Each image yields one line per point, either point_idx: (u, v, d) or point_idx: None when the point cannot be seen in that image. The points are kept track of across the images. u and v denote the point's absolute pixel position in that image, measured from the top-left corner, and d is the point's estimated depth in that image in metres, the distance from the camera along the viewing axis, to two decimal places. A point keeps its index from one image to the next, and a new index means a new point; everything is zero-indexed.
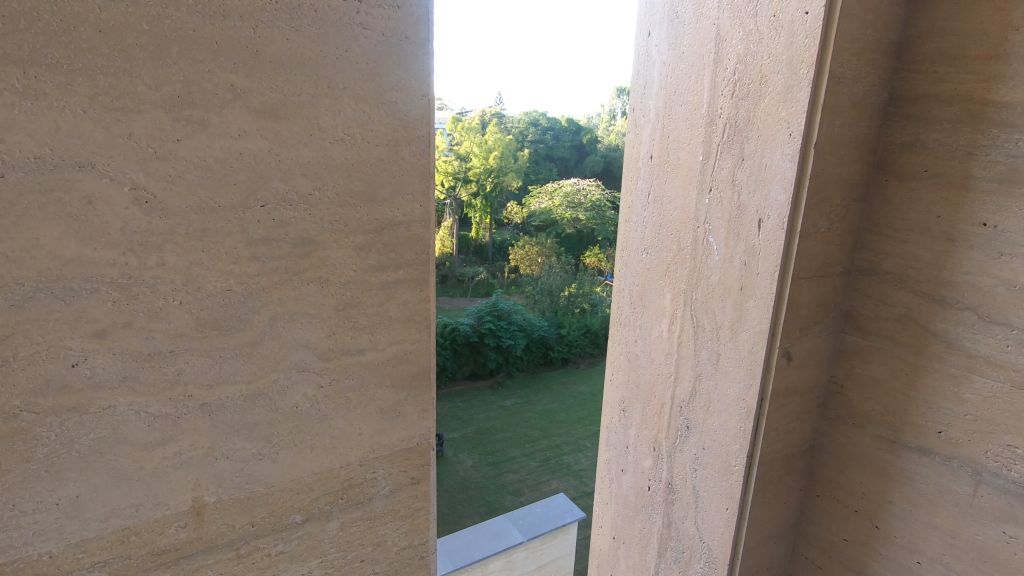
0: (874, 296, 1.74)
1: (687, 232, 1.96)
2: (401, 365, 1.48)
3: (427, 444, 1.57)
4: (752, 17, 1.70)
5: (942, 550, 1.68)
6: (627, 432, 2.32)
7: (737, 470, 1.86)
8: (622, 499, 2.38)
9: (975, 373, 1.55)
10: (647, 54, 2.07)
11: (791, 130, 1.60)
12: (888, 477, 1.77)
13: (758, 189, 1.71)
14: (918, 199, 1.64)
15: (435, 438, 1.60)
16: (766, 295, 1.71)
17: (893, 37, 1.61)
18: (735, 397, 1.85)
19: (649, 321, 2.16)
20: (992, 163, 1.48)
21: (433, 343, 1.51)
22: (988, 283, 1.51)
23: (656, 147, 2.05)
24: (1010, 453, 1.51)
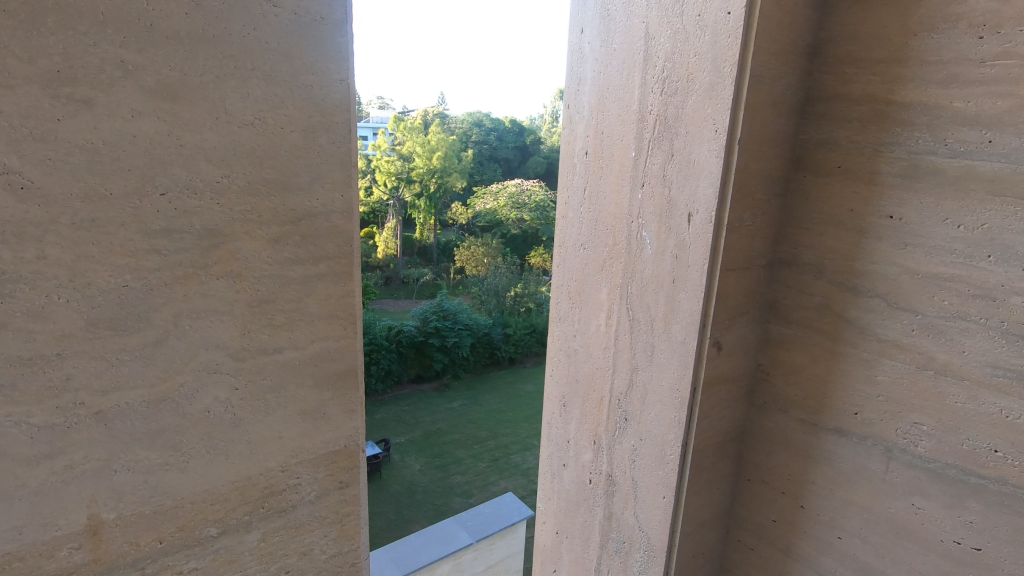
0: (794, 286, 1.83)
1: (621, 227, 1.99)
2: (325, 364, 1.42)
3: (355, 446, 1.52)
4: (679, 16, 1.74)
5: (859, 525, 1.78)
6: (567, 427, 2.33)
7: (673, 458, 1.91)
8: (563, 494, 2.39)
9: (885, 356, 1.65)
10: (578, 50, 2.07)
11: (717, 126, 1.65)
12: (810, 459, 1.86)
13: (687, 183, 1.76)
14: (830, 192, 1.73)
15: (364, 439, 1.55)
16: (696, 286, 1.76)
17: (807, 39, 1.70)
18: (668, 387, 1.89)
19: (587, 316, 2.17)
20: (896, 160, 1.59)
21: (359, 340, 1.46)
22: (894, 271, 1.61)
23: (590, 143, 2.05)
24: (917, 430, 1.62)
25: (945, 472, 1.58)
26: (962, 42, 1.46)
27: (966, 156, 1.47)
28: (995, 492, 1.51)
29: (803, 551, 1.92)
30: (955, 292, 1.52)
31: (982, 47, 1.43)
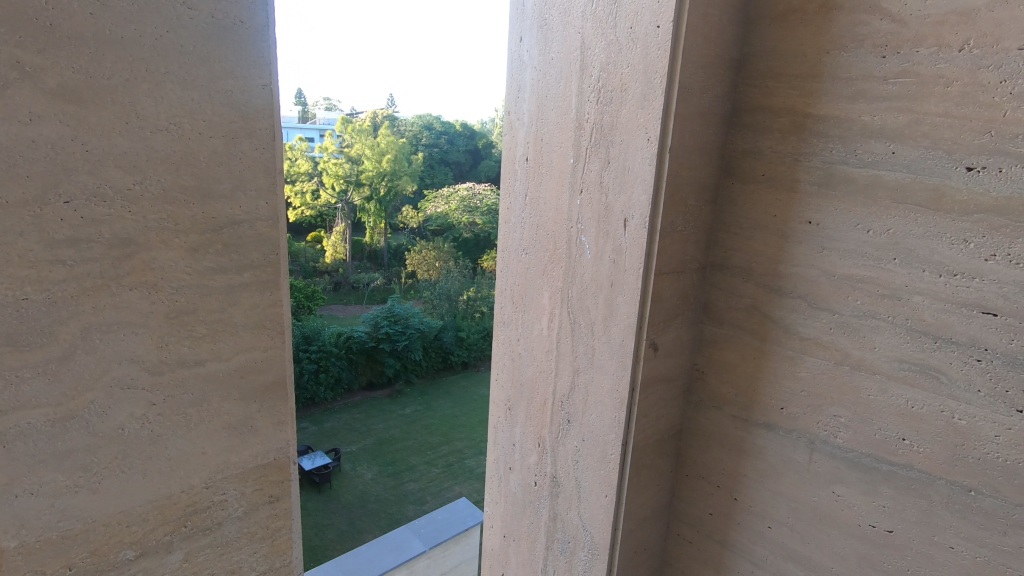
0: (725, 288, 1.91)
1: (562, 232, 2.02)
2: (252, 375, 1.38)
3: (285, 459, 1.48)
4: (612, 28, 1.79)
5: (787, 514, 1.87)
6: (512, 431, 2.34)
7: (614, 457, 1.95)
8: (510, 497, 2.40)
9: (807, 353, 1.76)
10: (517, 57, 2.10)
11: (649, 135, 1.71)
12: (742, 453, 1.95)
13: (623, 190, 1.81)
14: (756, 199, 1.82)
15: (297, 451, 1.51)
16: (633, 290, 1.82)
17: (732, 53, 1.79)
18: (609, 388, 1.94)
19: (530, 319, 2.19)
20: (813, 169, 1.69)
21: (288, 350, 1.43)
22: (813, 274, 1.72)
23: (530, 149, 2.08)
24: (836, 422, 1.72)
25: (860, 461, 1.69)
26: (868, 60, 1.57)
27: (874, 165, 1.58)
28: (903, 478, 1.62)
29: (737, 541, 2.01)
30: (866, 292, 1.63)
31: (885, 65, 1.54)
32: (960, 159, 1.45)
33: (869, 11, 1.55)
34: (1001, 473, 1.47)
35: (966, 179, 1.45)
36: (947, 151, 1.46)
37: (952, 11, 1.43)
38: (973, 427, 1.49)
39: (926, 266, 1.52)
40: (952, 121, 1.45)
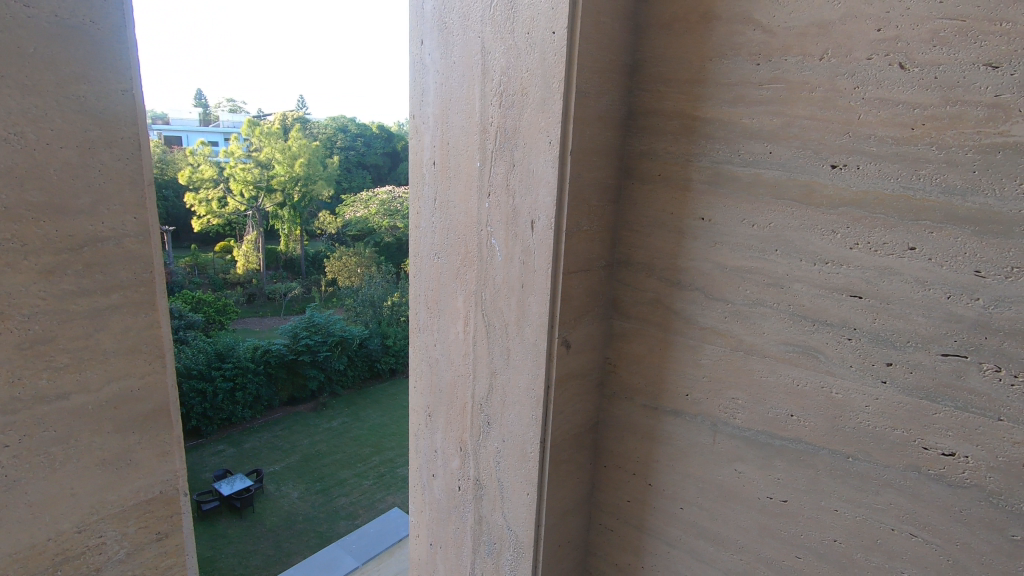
0: (631, 284, 2.00)
1: (472, 235, 2.02)
2: (127, 406, 1.39)
3: (172, 491, 1.51)
4: (510, 33, 1.82)
5: (697, 494, 1.98)
6: (434, 437, 2.32)
7: (533, 455, 1.99)
8: (434, 504, 2.37)
9: (706, 341, 1.87)
10: (419, 61, 2.07)
11: (551, 138, 1.75)
12: (654, 439, 2.04)
13: (528, 193, 1.84)
14: (654, 198, 1.92)
15: (185, 482, 1.54)
16: (543, 290, 1.86)
17: (626, 59, 1.87)
18: (525, 388, 1.97)
19: (445, 324, 2.18)
20: (704, 168, 1.80)
21: (168, 374, 1.44)
22: (708, 266, 1.83)
23: (437, 154, 2.07)
24: (734, 404, 1.84)
25: (756, 438, 1.82)
26: (745, 66, 1.69)
27: (755, 164, 1.70)
28: (794, 450, 1.76)
29: (654, 525, 2.11)
30: (754, 282, 1.76)
31: (760, 72, 1.67)
32: (826, 158, 1.59)
33: (744, 21, 1.68)
34: (872, 439, 1.62)
35: (831, 176, 1.59)
36: (815, 150, 1.60)
37: (811, 23, 1.57)
38: (848, 399, 1.64)
39: (803, 255, 1.66)
40: (817, 122, 1.59)
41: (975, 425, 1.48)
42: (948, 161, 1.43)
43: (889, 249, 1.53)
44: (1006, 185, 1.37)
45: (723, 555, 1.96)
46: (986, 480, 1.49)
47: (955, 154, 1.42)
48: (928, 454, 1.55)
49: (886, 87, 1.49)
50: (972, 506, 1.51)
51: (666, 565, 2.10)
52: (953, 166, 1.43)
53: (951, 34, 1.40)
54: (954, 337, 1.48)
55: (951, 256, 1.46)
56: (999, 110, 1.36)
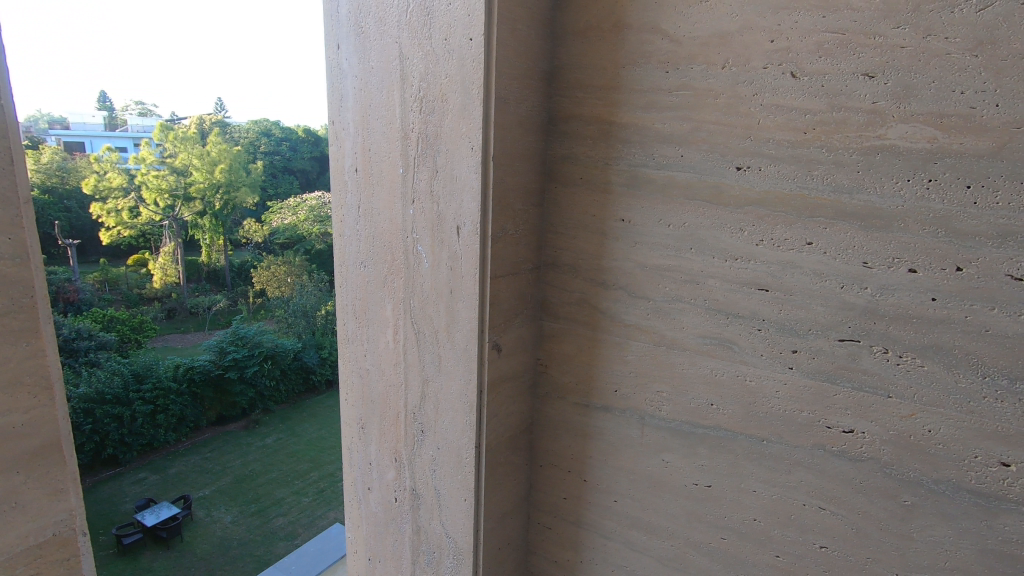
0: (559, 285, 2.05)
1: (398, 242, 1.99)
2: (11, 443, 1.36)
3: (67, 532, 1.49)
4: (428, 39, 1.81)
5: (628, 486, 2.05)
6: (367, 450, 2.27)
7: (468, 461, 1.98)
8: (371, 518, 2.32)
9: (631, 338, 1.94)
10: (336, 65, 2.02)
11: (472, 144, 1.76)
12: (587, 436, 2.10)
13: (452, 199, 1.84)
14: (577, 200, 1.97)
15: (83, 520, 1.52)
16: (471, 296, 1.86)
17: (544, 66, 1.91)
18: (457, 394, 1.96)
19: (374, 333, 2.14)
20: (622, 171, 1.87)
21: (58, 406, 1.44)
22: (630, 266, 1.90)
23: (358, 160, 2.03)
24: (659, 396, 1.92)
25: (680, 428, 1.91)
26: (655, 74, 1.77)
27: (668, 167, 1.79)
28: (715, 437, 1.85)
29: (590, 519, 2.16)
30: (672, 279, 1.84)
31: (668, 79, 1.75)
32: (731, 160, 1.69)
33: (652, 31, 1.76)
34: (783, 421, 1.74)
35: (737, 177, 1.69)
36: (721, 153, 1.70)
37: (712, 34, 1.67)
38: (760, 386, 1.75)
39: (715, 252, 1.75)
40: (722, 127, 1.69)
41: (870, 402, 1.61)
42: (836, 162, 1.56)
43: (790, 244, 1.65)
44: (885, 183, 1.51)
45: (655, 543, 2.03)
46: (880, 453, 1.62)
47: (842, 155, 1.55)
48: (831, 431, 1.68)
49: (781, 94, 1.60)
50: (870, 477, 1.65)
51: (603, 557, 2.16)
52: (841, 166, 1.55)
53: (834, 46, 1.52)
54: (849, 323, 1.61)
55: (843, 249, 1.59)
56: (877, 115, 1.49)
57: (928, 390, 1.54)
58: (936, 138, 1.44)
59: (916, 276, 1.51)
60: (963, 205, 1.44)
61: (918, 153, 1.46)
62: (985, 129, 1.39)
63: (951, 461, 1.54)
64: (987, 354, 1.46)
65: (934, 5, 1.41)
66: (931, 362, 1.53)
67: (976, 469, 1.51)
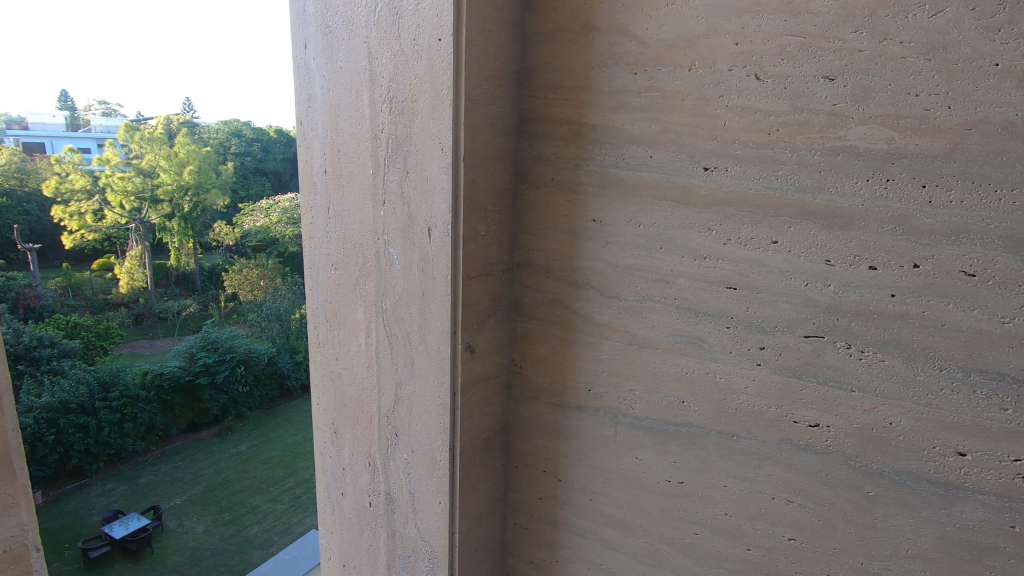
0: (532, 286, 2.05)
1: (369, 244, 1.97)
2: None
3: (18, 548, 1.52)
4: (397, 39, 1.79)
5: (602, 484, 2.07)
6: (340, 455, 2.24)
7: (442, 464, 1.97)
8: (345, 524, 2.29)
9: (603, 337, 1.96)
10: (304, 65, 1.99)
11: (442, 145, 1.75)
12: (561, 435, 2.11)
13: (423, 200, 1.82)
14: (549, 201, 1.98)
15: (35, 535, 1.55)
16: (444, 297, 1.85)
17: (514, 67, 1.91)
18: (431, 396, 1.95)
19: (346, 337, 2.11)
20: (592, 172, 1.88)
21: (9, 422, 1.47)
22: (601, 266, 1.91)
23: (328, 161, 2.00)
24: (632, 395, 1.94)
25: (653, 426, 1.93)
26: (624, 76, 1.79)
27: (638, 168, 1.81)
28: (686, 434, 1.88)
29: (565, 518, 2.17)
30: (642, 279, 1.86)
31: (637, 81, 1.77)
32: (699, 160, 1.71)
33: (620, 33, 1.78)
34: (752, 417, 1.77)
35: (704, 177, 1.72)
36: (689, 154, 1.72)
37: (679, 37, 1.69)
38: (729, 383, 1.78)
39: (684, 252, 1.78)
40: (689, 128, 1.71)
41: (834, 397, 1.66)
42: (799, 162, 1.59)
43: (756, 243, 1.68)
44: (845, 183, 1.55)
45: (630, 540, 2.05)
46: (845, 445, 1.66)
47: (804, 156, 1.58)
48: (797, 426, 1.71)
49: (745, 96, 1.63)
50: (835, 470, 1.69)
51: (579, 556, 2.17)
52: (804, 166, 1.59)
53: (795, 49, 1.56)
54: (813, 319, 1.65)
55: (807, 248, 1.62)
56: (837, 117, 1.53)
57: (889, 383, 1.58)
58: (893, 139, 1.49)
59: (876, 273, 1.56)
60: (919, 204, 1.48)
61: (877, 154, 1.51)
62: (939, 130, 1.44)
63: (911, 452, 1.58)
64: (943, 347, 1.51)
65: (889, 10, 1.45)
66: (891, 357, 1.57)
67: (935, 459, 1.56)
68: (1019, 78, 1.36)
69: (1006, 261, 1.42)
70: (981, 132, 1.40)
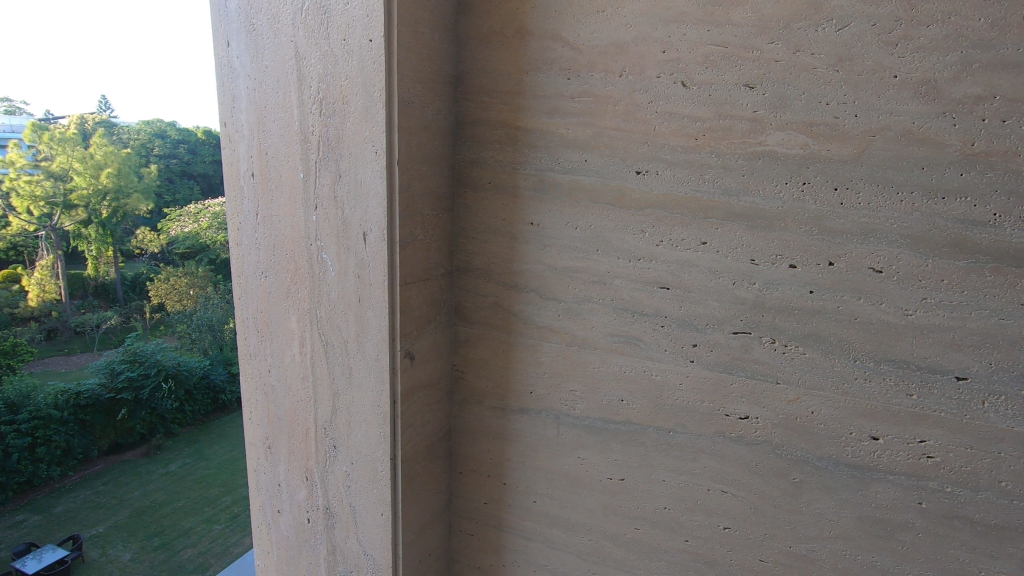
0: (471, 290, 2.04)
1: (301, 250, 1.90)
2: None
3: None
4: (325, 39, 1.73)
5: (546, 485, 2.08)
6: (276, 470, 2.15)
7: (384, 474, 1.92)
8: (283, 542, 2.20)
9: (544, 340, 1.97)
10: (227, 63, 1.90)
11: (376, 148, 1.71)
12: (505, 438, 2.11)
13: (357, 204, 1.77)
14: (487, 205, 1.97)
15: None
16: (381, 304, 1.80)
17: (449, 70, 1.90)
18: (370, 405, 1.89)
19: (279, 347, 2.03)
20: (529, 176, 1.89)
21: None
22: (540, 268, 1.93)
23: (255, 164, 1.92)
24: (573, 395, 1.96)
25: (594, 425, 1.96)
26: (558, 80, 1.81)
27: (574, 171, 1.83)
28: (626, 432, 1.92)
29: (510, 521, 2.18)
30: (580, 281, 1.89)
31: (570, 86, 1.80)
32: (631, 164, 1.76)
33: (553, 38, 1.80)
34: (687, 412, 1.83)
35: (637, 181, 1.76)
36: (622, 158, 1.76)
37: (610, 44, 1.73)
38: (665, 380, 1.83)
39: (619, 253, 1.82)
40: (621, 133, 1.75)
41: (762, 389, 1.74)
42: (724, 166, 1.66)
43: (687, 244, 1.74)
44: (766, 186, 1.63)
45: (575, 539, 2.08)
46: (772, 435, 1.75)
47: (728, 160, 1.66)
48: (729, 419, 1.79)
49: (673, 102, 1.69)
50: (764, 459, 1.77)
51: (525, 558, 2.18)
52: (729, 170, 1.66)
53: (718, 58, 1.63)
54: (741, 317, 1.72)
55: (733, 248, 1.70)
56: (758, 123, 1.61)
57: (810, 374, 1.68)
58: (808, 145, 1.58)
59: (796, 271, 1.65)
60: (832, 205, 1.58)
61: (794, 159, 1.60)
62: (848, 136, 1.54)
63: (831, 439, 1.69)
64: (856, 339, 1.62)
65: (801, 23, 1.54)
66: (811, 350, 1.67)
67: (852, 444, 1.67)
68: (915, 89, 1.47)
69: (908, 258, 1.54)
70: (884, 138, 1.51)
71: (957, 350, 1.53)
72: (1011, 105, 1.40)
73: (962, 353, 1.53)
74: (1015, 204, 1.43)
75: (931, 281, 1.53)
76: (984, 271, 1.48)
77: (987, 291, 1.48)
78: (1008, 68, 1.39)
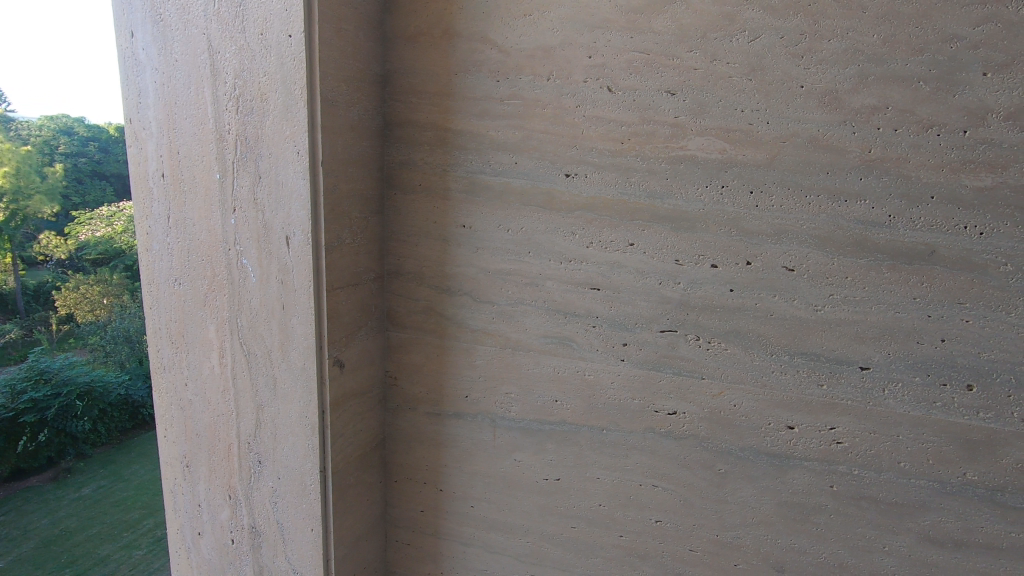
0: (403, 294, 2.00)
1: (219, 256, 1.79)
2: None
3: None
4: (240, 33, 1.64)
5: (484, 488, 2.07)
6: (196, 490, 2.02)
7: (313, 488, 1.84)
8: (205, 566, 2.06)
9: (478, 343, 1.96)
10: (131, 56, 1.77)
11: (298, 148, 1.63)
12: (441, 444, 2.08)
13: (279, 206, 1.69)
14: (417, 207, 1.94)
15: None
16: (307, 311, 1.73)
17: (375, 69, 1.85)
18: (297, 417, 1.81)
19: (196, 359, 1.90)
20: (460, 178, 1.88)
21: None
22: (473, 271, 1.91)
23: (165, 165, 1.80)
24: (508, 398, 1.96)
25: (529, 427, 1.96)
26: (487, 83, 1.80)
27: (505, 174, 1.83)
28: (561, 432, 1.94)
29: (448, 528, 2.15)
30: (513, 283, 1.89)
31: (499, 88, 1.80)
32: (561, 167, 1.77)
33: (481, 40, 1.79)
34: (619, 410, 1.87)
35: (566, 183, 1.78)
36: (551, 161, 1.78)
37: (537, 48, 1.74)
38: (598, 379, 1.87)
39: (551, 255, 1.83)
40: (550, 136, 1.77)
41: (688, 385, 1.80)
42: (649, 170, 1.71)
43: (616, 245, 1.78)
44: (688, 189, 1.69)
45: (513, 541, 2.07)
46: (698, 429, 1.81)
47: (652, 164, 1.71)
48: (659, 415, 1.84)
49: (600, 107, 1.72)
50: (691, 453, 1.84)
51: (463, 564, 2.15)
52: (653, 174, 1.71)
53: (641, 65, 1.67)
54: (667, 316, 1.78)
55: (659, 249, 1.75)
56: (679, 128, 1.67)
57: (732, 370, 1.76)
58: (726, 150, 1.65)
59: (717, 271, 1.72)
60: (748, 207, 1.66)
61: (713, 163, 1.66)
62: (761, 143, 1.62)
63: (752, 430, 1.77)
64: (773, 335, 1.71)
65: (717, 33, 1.61)
66: (732, 345, 1.74)
67: (771, 434, 1.76)
68: (819, 99, 1.57)
69: (817, 257, 1.64)
70: (793, 145, 1.60)
71: (861, 342, 1.64)
72: (902, 115, 1.52)
73: (866, 345, 1.64)
74: (907, 206, 1.55)
75: (836, 278, 1.63)
76: (882, 269, 1.59)
77: (885, 287, 1.60)
78: (899, 82, 1.51)
